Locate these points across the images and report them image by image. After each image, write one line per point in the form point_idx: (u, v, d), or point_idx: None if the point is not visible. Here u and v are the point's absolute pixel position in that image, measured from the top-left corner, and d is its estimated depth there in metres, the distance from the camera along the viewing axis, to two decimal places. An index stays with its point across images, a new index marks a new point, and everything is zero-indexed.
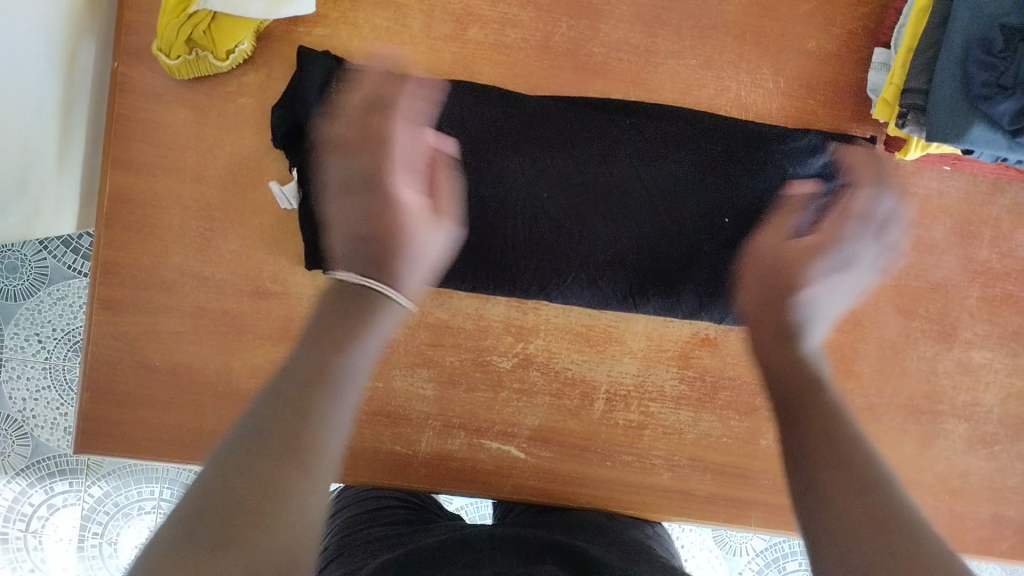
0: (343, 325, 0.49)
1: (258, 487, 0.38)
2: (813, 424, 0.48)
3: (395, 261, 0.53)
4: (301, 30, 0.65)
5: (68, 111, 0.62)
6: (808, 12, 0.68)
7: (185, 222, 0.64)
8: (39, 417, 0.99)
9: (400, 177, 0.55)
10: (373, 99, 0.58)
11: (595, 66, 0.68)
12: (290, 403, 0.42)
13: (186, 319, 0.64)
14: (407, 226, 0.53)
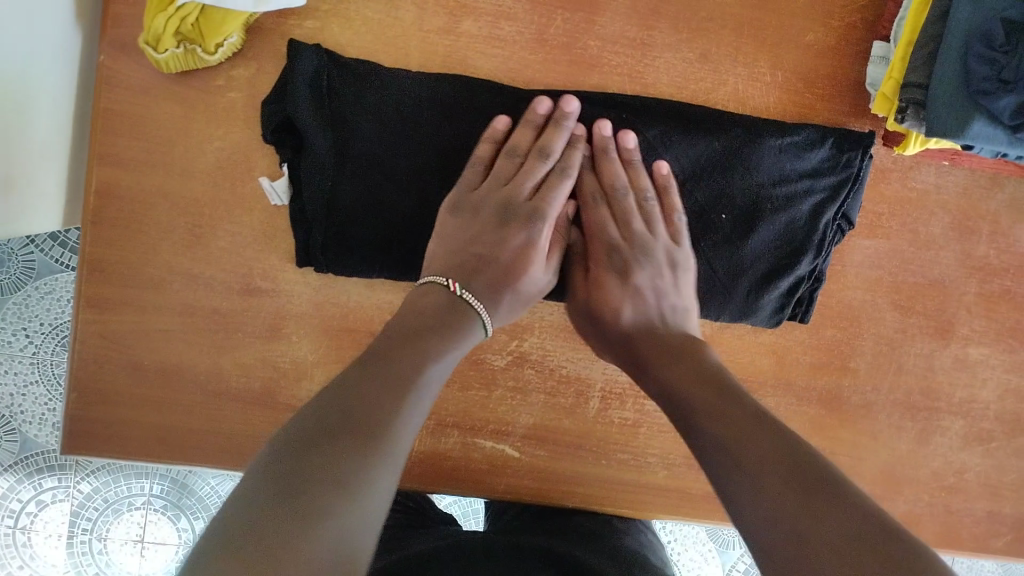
0: (415, 335, 0.53)
1: (349, 458, 0.42)
2: (721, 410, 0.50)
3: (505, 294, 0.59)
4: (290, 22, 0.63)
5: (53, 104, 0.61)
6: (808, 4, 0.67)
7: (173, 218, 0.63)
8: (28, 413, 0.98)
9: (527, 223, 0.60)
10: (549, 150, 0.62)
11: (591, 59, 0.66)
12: (374, 397, 0.46)
13: (175, 318, 0.63)
14: (528, 269, 0.60)
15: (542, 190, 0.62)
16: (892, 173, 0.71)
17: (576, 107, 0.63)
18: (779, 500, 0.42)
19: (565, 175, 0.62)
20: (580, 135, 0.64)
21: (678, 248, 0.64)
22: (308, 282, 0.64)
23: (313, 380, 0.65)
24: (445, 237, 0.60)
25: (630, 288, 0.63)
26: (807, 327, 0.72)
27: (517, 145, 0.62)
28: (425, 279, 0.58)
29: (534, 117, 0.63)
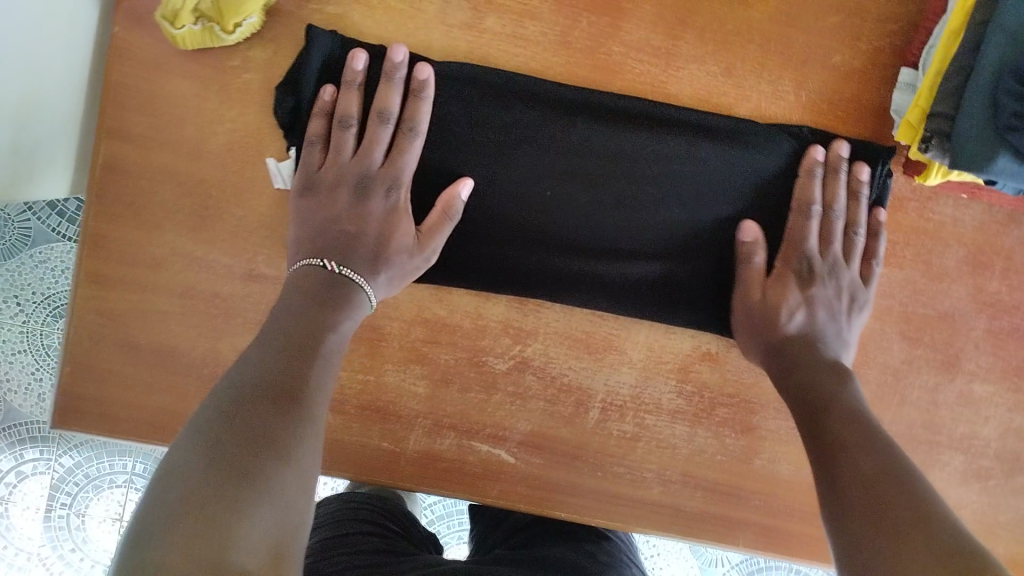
0: (329, 309, 0.57)
1: (274, 425, 0.47)
2: (846, 427, 0.57)
3: (382, 267, 0.60)
4: (312, 7, 0.62)
5: (67, 69, 0.59)
6: (837, 24, 0.66)
7: (179, 198, 0.61)
8: (12, 381, 0.97)
9: (387, 193, 0.62)
10: (386, 112, 0.61)
11: (614, 65, 0.65)
12: (279, 370, 0.51)
13: (175, 299, 0.62)
14: (396, 240, 0.61)
15: (392, 156, 0.62)
16: (909, 203, 0.71)
17: (405, 56, 0.61)
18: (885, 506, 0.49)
19: (412, 133, 0.62)
20: (424, 81, 0.61)
21: (864, 289, 0.67)
22: None
23: None
24: (306, 219, 0.61)
25: (807, 298, 0.66)
26: None
27: (349, 110, 0.61)
28: (300, 263, 0.59)
29: (356, 76, 0.61)
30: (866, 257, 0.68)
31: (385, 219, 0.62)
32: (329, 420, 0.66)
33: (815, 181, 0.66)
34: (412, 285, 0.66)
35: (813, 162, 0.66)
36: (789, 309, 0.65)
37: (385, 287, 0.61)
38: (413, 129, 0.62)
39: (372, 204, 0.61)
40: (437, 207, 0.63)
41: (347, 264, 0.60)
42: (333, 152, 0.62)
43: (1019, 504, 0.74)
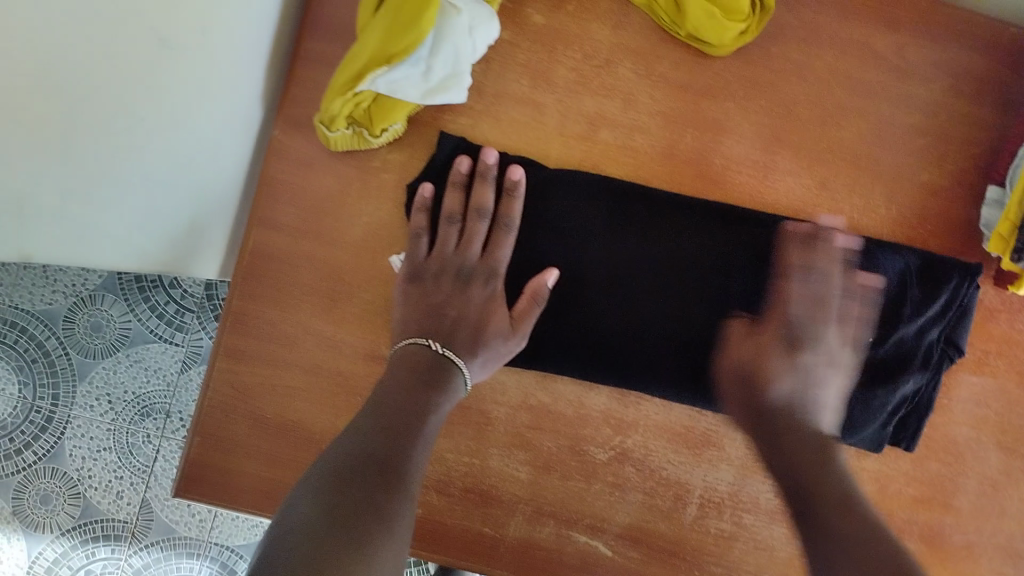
0: (426, 382, 0.61)
1: (379, 491, 0.50)
2: (821, 492, 0.55)
3: (478, 350, 0.64)
4: (446, 117, 0.69)
5: (238, 149, 0.66)
6: (924, 145, 0.71)
7: (315, 281, 0.67)
8: (95, 478, 0.97)
9: (486, 282, 0.67)
10: (483, 207, 0.67)
11: (714, 176, 0.71)
12: (385, 442, 0.54)
13: (301, 376, 0.66)
14: (491, 325, 0.65)
15: (489, 248, 0.67)
16: (1001, 313, 0.72)
17: (496, 158, 0.67)
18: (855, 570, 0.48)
19: (507, 228, 0.67)
20: (515, 181, 0.67)
21: (845, 354, 0.65)
22: None
23: None
24: (413, 303, 0.65)
25: (794, 364, 0.64)
26: (909, 458, 0.72)
27: (455, 207, 0.67)
28: (404, 341, 0.64)
29: (458, 176, 0.67)
30: (844, 320, 0.66)
31: (480, 305, 0.66)
32: (434, 502, 0.67)
33: (912, 293, 0.69)
34: (520, 372, 0.69)
35: (812, 236, 0.67)
36: (777, 370, 0.64)
37: (479, 368, 0.64)
38: (508, 223, 0.67)
39: (469, 292, 0.67)
40: (526, 294, 0.67)
41: (449, 345, 0.64)
42: (438, 243, 0.67)
43: None
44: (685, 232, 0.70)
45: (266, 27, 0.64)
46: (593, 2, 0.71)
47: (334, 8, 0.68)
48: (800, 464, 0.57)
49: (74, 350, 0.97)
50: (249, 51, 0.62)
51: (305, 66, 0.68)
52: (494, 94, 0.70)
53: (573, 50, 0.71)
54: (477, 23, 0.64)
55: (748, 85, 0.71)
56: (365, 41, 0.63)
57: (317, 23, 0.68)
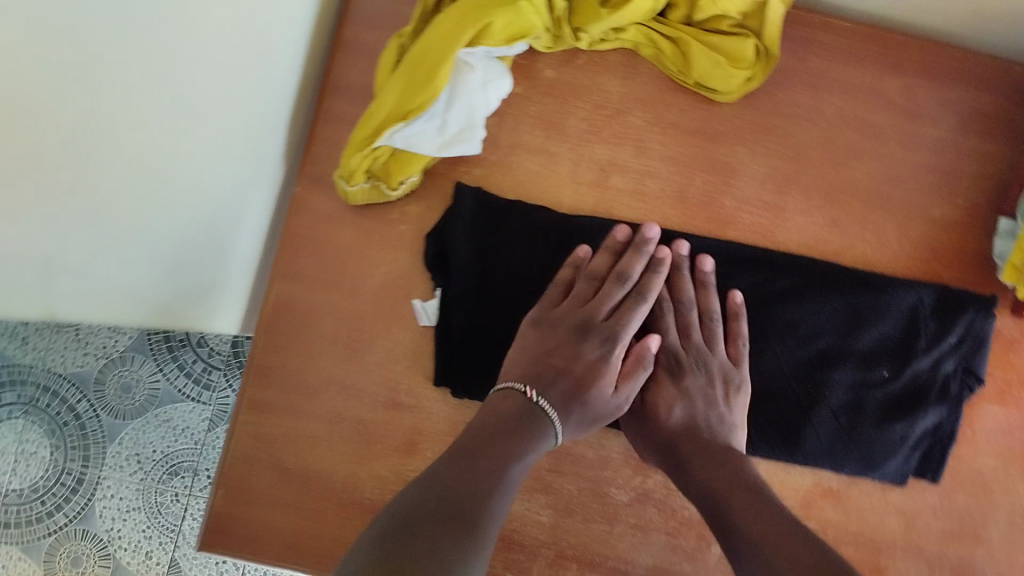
0: (512, 431, 0.58)
1: (451, 541, 0.46)
2: (760, 524, 0.54)
3: (576, 406, 0.61)
4: (461, 169, 0.71)
5: (256, 217, 0.70)
6: (934, 180, 0.72)
7: (337, 332, 0.68)
8: (125, 539, 0.98)
9: (602, 340, 0.64)
10: (627, 274, 0.66)
11: (726, 218, 0.71)
12: (462, 488, 0.51)
13: (323, 427, 0.67)
14: (599, 383, 0.62)
15: (619, 312, 0.65)
16: (1020, 344, 0.72)
17: (655, 236, 0.67)
18: None
19: (643, 298, 0.65)
20: (662, 258, 0.67)
21: (736, 370, 0.66)
22: (447, 401, 0.68)
23: None
24: (519, 351, 0.63)
25: (683, 390, 0.65)
26: (937, 492, 0.70)
27: (596, 270, 0.66)
28: (502, 385, 0.61)
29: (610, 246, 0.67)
30: (730, 340, 0.68)
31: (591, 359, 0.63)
32: None
33: (931, 328, 0.69)
34: None
35: (662, 261, 0.67)
36: (665, 404, 0.65)
37: (574, 428, 0.61)
38: (647, 295, 0.65)
39: (586, 345, 0.63)
40: (631, 358, 0.65)
41: (544, 395, 0.61)
42: (564, 299, 0.66)
43: None
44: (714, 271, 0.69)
45: (284, 90, 0.66)
46: (602, 54, 0.72)
47: (351, 69, 0.71)
48: (717, 484, 0.58)
49: (105, 413, 0.99)
50: (266, 105, 0.64)
51: (326, 125, 0.70)
52: (507, 145, 0.71)
53: (584, 100, 0.72)
54: (490, 79, 0.66)
55: (758, 128, 0.72)
56: (380, 98, 0.64)
57: (335, 83, 0.70)
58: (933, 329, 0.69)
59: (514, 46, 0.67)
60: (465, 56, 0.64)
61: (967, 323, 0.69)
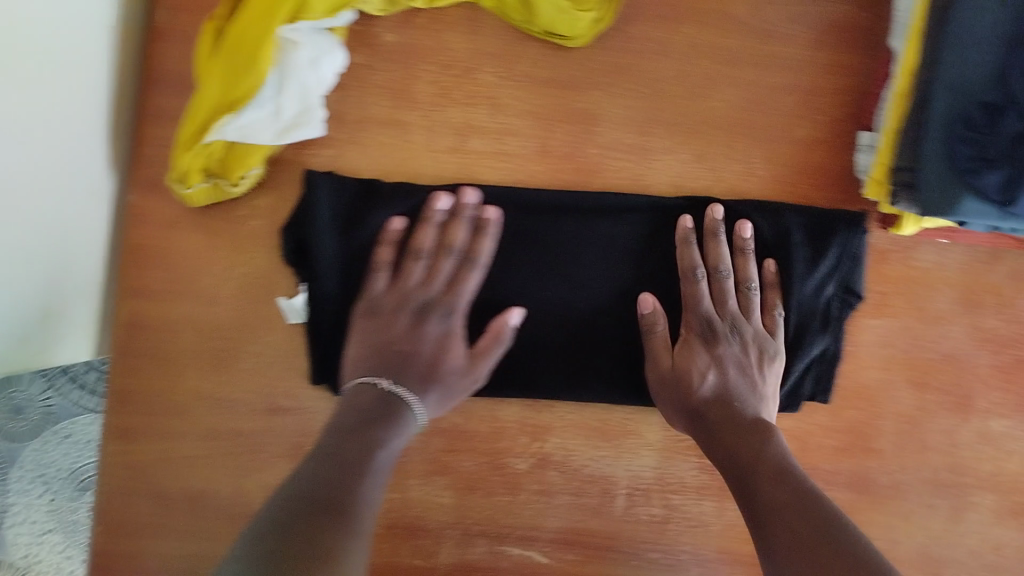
0: (371, 419, 0.58)
1: (326, 533, 0.46)
2: (772, 487, 0.56)
3: (432, 386, 0.62)
4: (308, 152, 0.66)
5: (90, 225, 0.64)
6: (794, 102, 0.70)
7: (197, 344, 0.64)
8: (44, 562, 0.94)
9: (443, 317, 0.64)
10: (454, 245, 0.65)
11: (593, 167, 0.69)
12: (332, 484, 0.51)
13: (199, 443, 0.64)
14: (447, 362, 0.63)
15: (454, 285, 0.65)
16: (893, 254, 0.72)
17: (476, 198, 0.66)
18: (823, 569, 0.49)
19: (475, 265, 0.65)
20: (491, 220, 0.65)
21: (770, 339, 0.67)
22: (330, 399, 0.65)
23: None
24: (365, 340, 0.63)
25: (716, 359, 0.66)
26: (827, 410, 0.72)
27: (421, 246, 0.65)
28: (353, 381, 0.61)
29: (434, 215, 0.65)
30: (767, 310, 0.69)
31: (431, 339, 0.64)
32: None
33: (807, 260, 0.69)
34: None
35: (490, 223, 0.66)
36: (698, 372, 0.65)
37: (434, 408, 0.62)
38: (478, 263, 0.65)
39: (426, 325, 0.64)
40: (489, 332, 0.65)
41: (398, 381, 0.62)
42: (397, 280, 0.65)
43: None
44: (592, 226, 0.68)
45: (99, 89, 0.60)
46: (442, 10, 0.67)
47: (168, 59, 0.64)
48: (742, 453, 0.60)
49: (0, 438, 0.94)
50: (86, 111, 0.59)
51: (150, 123, 0.64)
52: (355, 121, 0.66)
53: (429, 62, 0.67)
54: (319, 55, 0.59)
55: (614, 70, 0.69)
56: (203, 89, 0.58)
57: (154, 75, 0.64)
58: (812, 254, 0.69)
59: (338, 16, 0.61)
60: (287, 33, 0.58)
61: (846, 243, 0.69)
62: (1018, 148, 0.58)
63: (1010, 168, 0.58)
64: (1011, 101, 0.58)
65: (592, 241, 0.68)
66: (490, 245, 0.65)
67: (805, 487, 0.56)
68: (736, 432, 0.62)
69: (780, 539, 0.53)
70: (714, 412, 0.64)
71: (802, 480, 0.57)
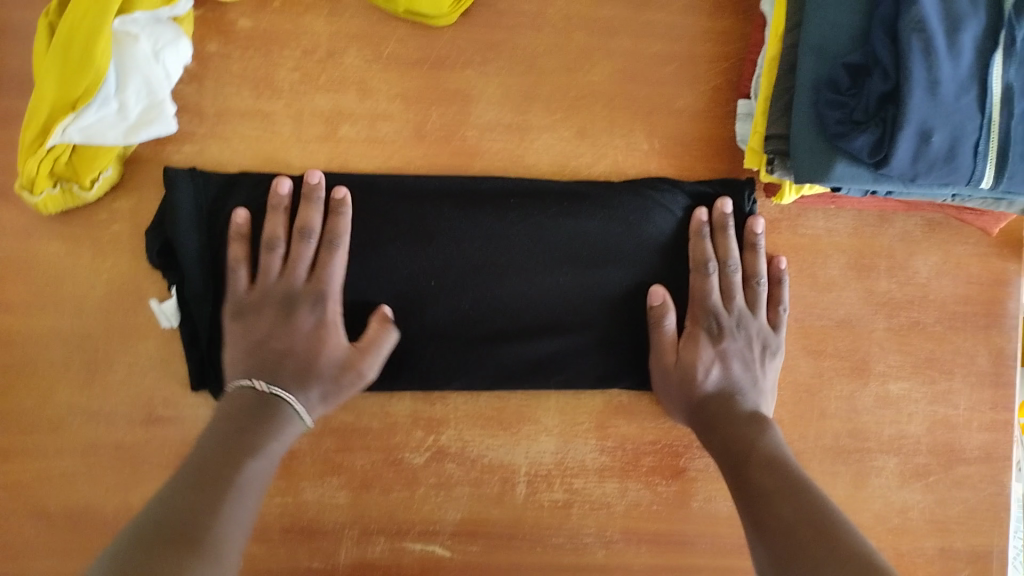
0: (249, 426, 0.56)
1: (180, 553, 0.44)
2: (764, 474, 0.58)
3: (313, 382, 0.60)
4: (168, 149, 0.64)
5: None
6: (673, 72, 0.70)
7: (67, 357, 0.62)
8: None
9: (312, 308, 0.62)
10: (308, 228, 0.62)
11: (471, 149, 0.68)
12: (196, 501, 0.48)
13: (75, 458, 0.62)
14: (324, 354, 0.61)
15: (318, 272, 0.63)
16: (781, 223, 0.72)
17: (321, 176, 0.63)
18: (805, 552, 0.50)
19: (334, 247, 0.62)
20: (341, 199, 0.63)
21: (774, 334, 0.69)
22: (211, 403, 0.64)
23: None
24: (237, 341, 0.61)
25: (720, 353, 0.67)
26: None
27: (275, 234, 0.62)
28: (231, 387, 0.59)
29: (282, 199, 0.63)
30: (770, 304, 0.70)
31: (301, 333, 0.61)
32: (253, 553, 0.65)
33: (705, 241, 0.68)
34: None
35: (339, 200, 0.63)
36: (703, 366, 0.67)
37: (320, 403, 0.61)
38: (338, 243, 0.63)
39: (296, 319, 0.62)
40: (373, 321, 0.63)
41: (275, 382, 0.60)
42: (259, 275, 0.63)
43: (964, 493, 0.74)
44: (478, 210, 0.67)
45: None
46: None
47: (11, 60, 0.62)
48: (736, 441, 0.61)
49: None
50: None
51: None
52: (214, 114, 0.65)
53: (291, 49, 0.65)
54: (161, 46, 0.57)
55: (485, 48, 0.67)
56: (39, 88, 0.56)
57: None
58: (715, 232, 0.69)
59: (177, 5, 0.59)
60: (122, 26, 0.56)
61: (745, 216, 0.70)
62: (885, 108, 0.57)
63: (878, 130, 0.57)
64: (876, 60, 0.57)
65: (479, 225, 0.67)
66: (344, 223, 0.63)
67: (793, 472, 0.57)
68: (724, 422, 0.63)
69: (767, 519, 0.54)
70: (713, 405, 0.65)
71: (790, 465, 0.58)
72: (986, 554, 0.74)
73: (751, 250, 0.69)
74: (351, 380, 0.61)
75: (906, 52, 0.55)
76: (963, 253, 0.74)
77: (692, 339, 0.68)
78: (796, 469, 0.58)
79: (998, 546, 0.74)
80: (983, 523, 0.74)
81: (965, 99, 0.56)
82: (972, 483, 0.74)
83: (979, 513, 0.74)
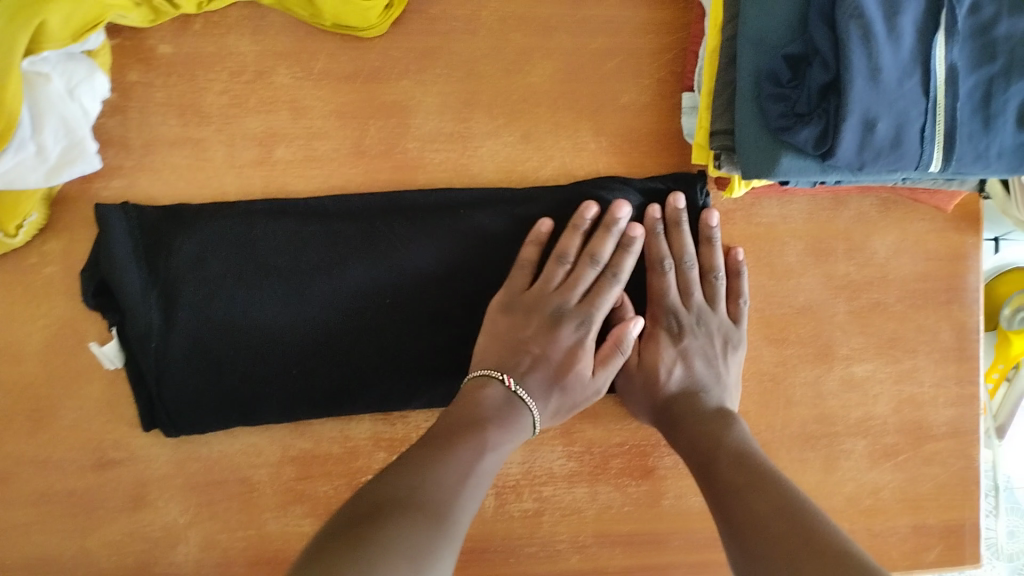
0: (483, 421, 0.58)
1: (412, 528, 0.46)
2: (733, 472, 0.56)
3: (554, 393, 0.62)
4: (96, 185, 0.62)
5: None
6: (615, 68, 0.68)
7: (11, 406, 0.62)
8: None
9: (577, 326, 0.64)
10: (598, 255, 0.64)
11: (413, 162, 0.66)
12: (428, 484, 0.50)
13: (30, 506, 0.63)
14: (574, 369, 0.63)
15: (591, 295, 0.65)
16: (736, 213, 0.72)
17: (626, 212, 0.65)
18: (778, 548, 0.49)
19: (614, 279, 0.65)
20: (634, 237, 0.65)
21: (736, 328, 0.68)
22: (165, 443, 0.64)
23: (188, 542, 0.63)
24: (496, 335, 0.64)
25: (681, 352, 0.67)
26: None
27: (567, 250, 0.65)
28: (477, 374, 0.62)
29: (613, 222, 0.65)
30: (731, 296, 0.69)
31: (564, 346, 0.64)
32: None
33: (658, 238, 0.67)
34: (269, 428, 0.65)
35: (632, 238, 0.65)
36: (665, 366, 0.66)
37: (550, 416, 0.63)
38: (617, 276, 0.65)
39: (558, 330, 0.64)
40: (609, 341, 0.65)
41: (523, 384, 0.62)
42: (540, 282, 0.65)
43: (934, 471, 0.74)
44: (423, 223, 0.65)
45: None
46: (221, 12, 0.63)
47: None
48: (700, 440, 0.60)
49: None
50: None
51: None
52: (141, 146, 0.63)
53: (216, 71, 0.63)
54: (75, 84, 0.56)
55: (419, 56, 0.65)
56: None
57: None
58: (670, 228, 0.68)
59: (88, 40, 0.57)
60: (31, 67, 0.54)
61: (699, 210, 0.68)
62: (827, 98, 0.55)
63: (821, 121, 0.55)
64: (815, 50, 0.56)
65: (423, 238, 0.65)
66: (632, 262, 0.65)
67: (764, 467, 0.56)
68: (690, 420, 0.63)
69: (736, 518, 0.53)
70: (677, 407, 0.64)
71: (759, 462, 0.57)
72: (959, 528, 0.74)
73: (708, 244, 0.68)
74: (579, 399, 0.63)
75: (845, 40, 0.54)
76: (920, 229, 0.73)
77: (653, 339, 0.67)
78: (767, 465, 0.57)
79: (971, 520, 0.74)
80: (954, 499, 0.74)
81: (908, 84, 0.55)
82: (942, 459, 0.74)
83: (950, 489, 0.74)
